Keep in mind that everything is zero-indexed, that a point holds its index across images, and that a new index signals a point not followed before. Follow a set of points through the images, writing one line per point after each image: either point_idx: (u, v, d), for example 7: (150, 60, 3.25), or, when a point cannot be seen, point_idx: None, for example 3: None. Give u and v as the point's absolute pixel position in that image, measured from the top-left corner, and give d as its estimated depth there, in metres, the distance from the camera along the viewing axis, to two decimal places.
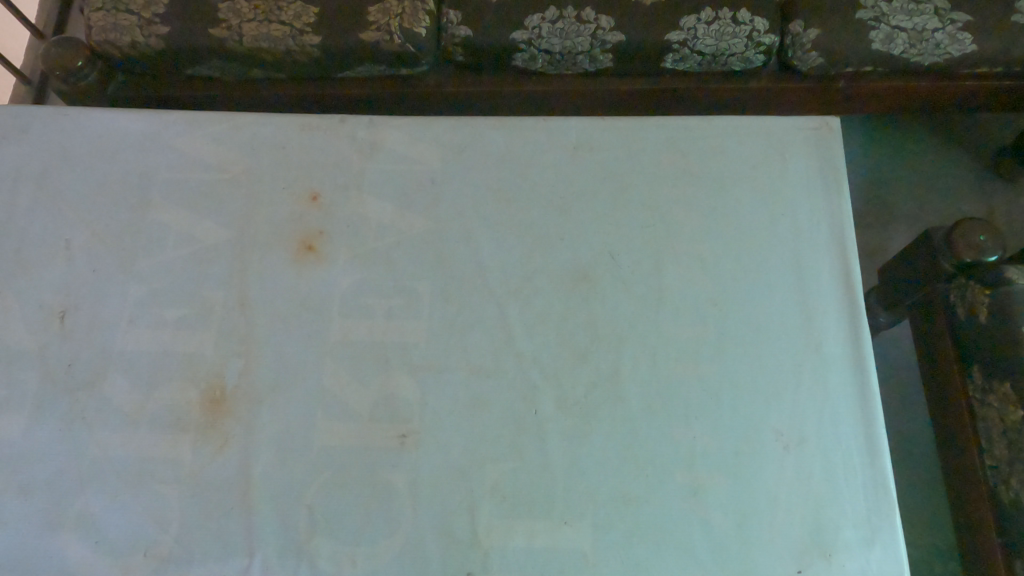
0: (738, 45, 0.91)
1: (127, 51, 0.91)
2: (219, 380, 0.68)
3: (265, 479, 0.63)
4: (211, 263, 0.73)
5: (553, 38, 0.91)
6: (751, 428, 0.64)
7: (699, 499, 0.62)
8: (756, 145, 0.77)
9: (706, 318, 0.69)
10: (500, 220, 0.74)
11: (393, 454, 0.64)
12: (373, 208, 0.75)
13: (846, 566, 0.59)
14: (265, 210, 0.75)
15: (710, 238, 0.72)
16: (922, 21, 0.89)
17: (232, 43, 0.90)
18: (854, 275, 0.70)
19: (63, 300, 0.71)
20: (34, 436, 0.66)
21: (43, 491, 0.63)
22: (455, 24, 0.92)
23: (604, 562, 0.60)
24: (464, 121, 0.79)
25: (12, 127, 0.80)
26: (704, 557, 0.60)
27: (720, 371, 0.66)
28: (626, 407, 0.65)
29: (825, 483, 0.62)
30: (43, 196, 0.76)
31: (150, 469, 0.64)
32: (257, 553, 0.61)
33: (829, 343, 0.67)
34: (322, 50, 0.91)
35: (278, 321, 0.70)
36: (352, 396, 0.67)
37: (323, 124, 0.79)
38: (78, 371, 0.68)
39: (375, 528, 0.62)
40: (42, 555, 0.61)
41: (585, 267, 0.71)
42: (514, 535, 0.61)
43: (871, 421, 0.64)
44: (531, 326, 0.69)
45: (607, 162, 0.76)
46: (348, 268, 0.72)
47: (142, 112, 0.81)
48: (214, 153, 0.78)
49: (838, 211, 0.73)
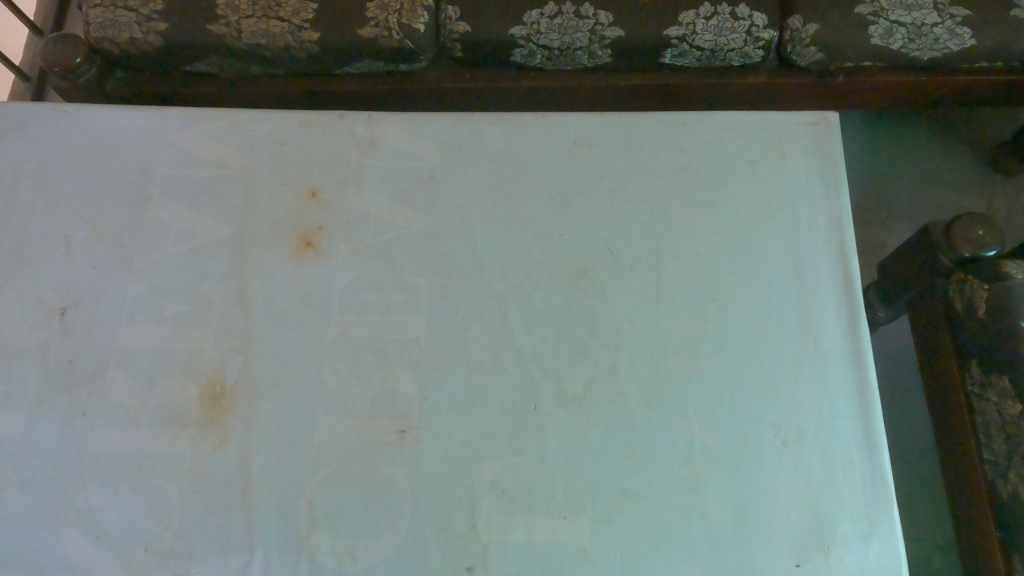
0: (737, 39, 0.91)
1: (126, 47, 0.91)
2: (219, 376, 0.68)
3: (266, 475, 0.64)
4: (211, 259, 0.73)
5: (552, 33, 0.91)
6: (750, 423, 0.64)
7: (697, 493, 0.62)
8: (755, 141, 0.77)
9: (704, 313, 0.69)
10: (499, 215, 0.74)
11: (393, 450, 0.64)
12: (372, 204, 0.75)
13: (844, 560, 0.60)
14: (265, 206, 0.75)
15: (709, 234, 0.72)
16: (922, 15, 0.89)
17: (231, 39, 0.90)
18: (853, 270, 0.70)
19: (63, 297, 0.72)
20: (35, 432, 0.66)
21: (44, 487, 0.64)
22: (454, 20, 0.92)
23: (604, 556, 0.60)
24: (463, 118, 0.79)
25: (11, 124, 0.80)
26: (702, 551, 0.60)
27: (719, 366, 0.67)
28: (625, 402, 0.65)
29: (823, 478, 0.62)
30: (42, 193, 0.76)
31: (150, 465, 0.65)
32: (257, 548, 0.61)
33: (827, 338, 0.68)
34: (321, 46, 0.91)
35: (277, 317, 0.70)
36: (352, 392, 0.67)
37: (323, 120, 0.79)
38: (79, 368, 0.69)
39: (375, 523, 0.62)
40: (43, 550, 0.62)
41: (584, 262, 0.71)
42: (513, 530, 0.61)
43: (870, 416, 0.64)
44: (530, 321, 0.69)
45: (606, 158, 0.76)
46: (347, 264, 0.72)
47: (142, 108, 0.81)
48: (214, 150, 0.78)
49: (837, 207, 0.73)
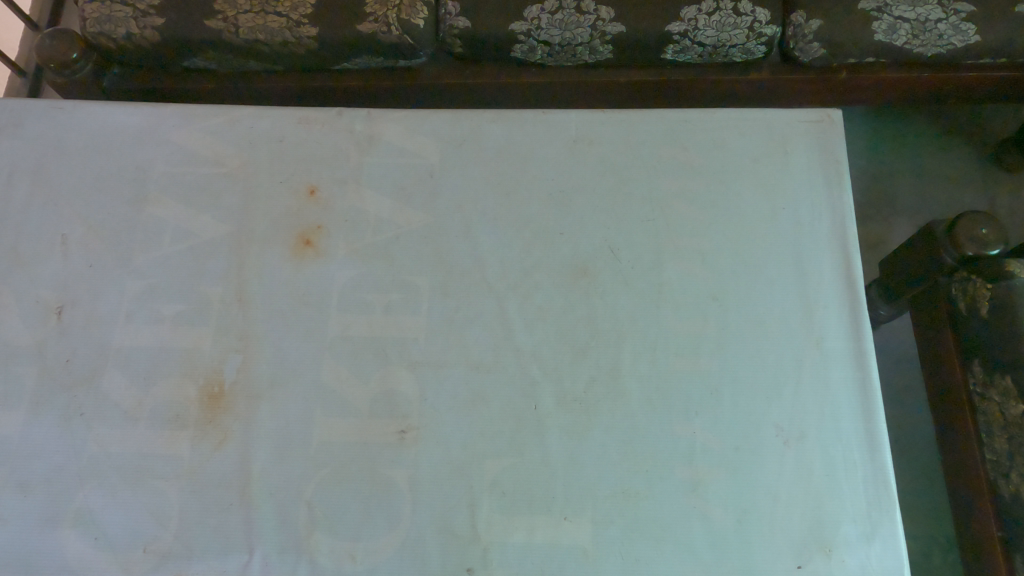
0: (739, 36, 0.90)
1: (122, 42, 0.91)
2: (217, 376, 0.67)
3: (265, 474, 0.63)
4: (209, 258, 0.72)
5: (552, 29, 0.90)
6: (752, 424, 0.64)
7: (699, 494, 0.62)
8: (757, 139, 0.76)
9: (706, 313, 0.68)
10: (500, 213, 0.73)
11: (393, 451, 0.64)
12: (372, 202, 0.74)
13: (846, 563, 0.59)
14: (264, 203, 0.74)
15: (711, 233, 0.72)
16: (926, 11, 0.88)
17: (228, 35, 0.89)
18: (856, 268, 0.70)
19: (60, 296, 0.71)
20: (33, 432, 0.65)
21: (42, 488, 0.63)
22: (454, 16, 0.91)
23: (604, 557, 0.60)
24: (463, 115, 0.78)
25: (7, 120, 0.79)
26: (704, 553, 0.60)
27: (720, 366, 0.66)
28: (627, 403, 0.65)
29: (825, 480, 0.62)
30: (39, 191, 0.76)
31: (149, 465, 0.64)
32: (256, 549, 0.61)
33: (829, 338, 0.67)
34: (319, 42, 0.90)
35: (276, 317, 0.70)
36: (352, 392, 0.67)
37: (321, 117, 0.78)
38: (76, 368, 0.68)
39: (375, 523, 0.62)
40: (42, 551, 0.61)
41: (585, 260, 0.71)
42: (514, 531, 0.61)
43: (871, 416, 0.64)
44: (530, 321, 0.68)
45: (608, 157, 0.76)
46: (346, 262, 0.72)
47: (138, 106, 0.80)
48: (211, 147, 0.77)
49: (839, 206, 0.73)
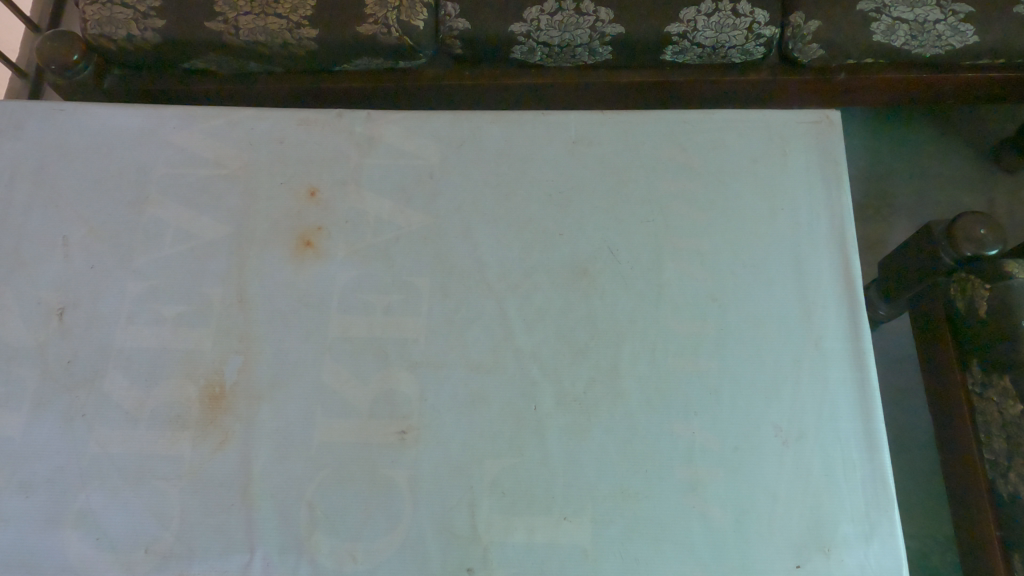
0: (738, 36, 0.90)
1: (123, 44, 0.91)
2: (219, 377, 0.68)
3: (266, 473, 0.64)
4: (210, 259, 0.73)
5: (552, 30, 0.90)
6: (751, 424, 0.64)
7: (698, 494, 0.62)
8: (756, 139, 0.76)
9: (705, 313, 0.69)
10: (500, 214, 0.74)
11: (394, 451, 0.64)
12: (372, 203, 0.75)
13: (845, 562, 0.60)
14: (265, 204, 0.75)
15: (710, 233, 0.72)
16: (924, 12, 0.88)
17: (229, 36, 0.89)
18: (854, 269, 0.70)
19: (61, 297, 0.71)
20: (34, 433, 0.66)
21: (43, 489, 0.64)
22: (453, 17, 0.91)
23: (604, 557, 0.60)
24: (463, 116, 0.78)
25: (9, 122, 0.79)
26: (703, 552, 0.60)
27: (720, 367, 0.66)
28: (626, 403, 0.65)
29: (824, 479, 0.62)
30: (40, 193, 0.76)
31: (150, 465, 0.64)
32: (257, 549, 0.61)
33: (828, 338, 0.67)
34: (320, 43, 0.90)
35: (277, 318, 0.70)
36: (352, 392, 0.67)
37: (321, 119, 0.79)
38: (77, 368, 0.68)
39: (375, 524, 0.62)
40: (44, 551, 0.62)
41: (585, 261, 0.71)
42: (513, 531, 0.61)
43: (870, 415, 0.64)
44: (530, 321, 0.68)
45: (608, 157, 0.76)
46: (347, 263, 0.72)
47: (139, 107, 0.80)
48: (212, 148, 0.78)
49: (838, 207, 0.73)
